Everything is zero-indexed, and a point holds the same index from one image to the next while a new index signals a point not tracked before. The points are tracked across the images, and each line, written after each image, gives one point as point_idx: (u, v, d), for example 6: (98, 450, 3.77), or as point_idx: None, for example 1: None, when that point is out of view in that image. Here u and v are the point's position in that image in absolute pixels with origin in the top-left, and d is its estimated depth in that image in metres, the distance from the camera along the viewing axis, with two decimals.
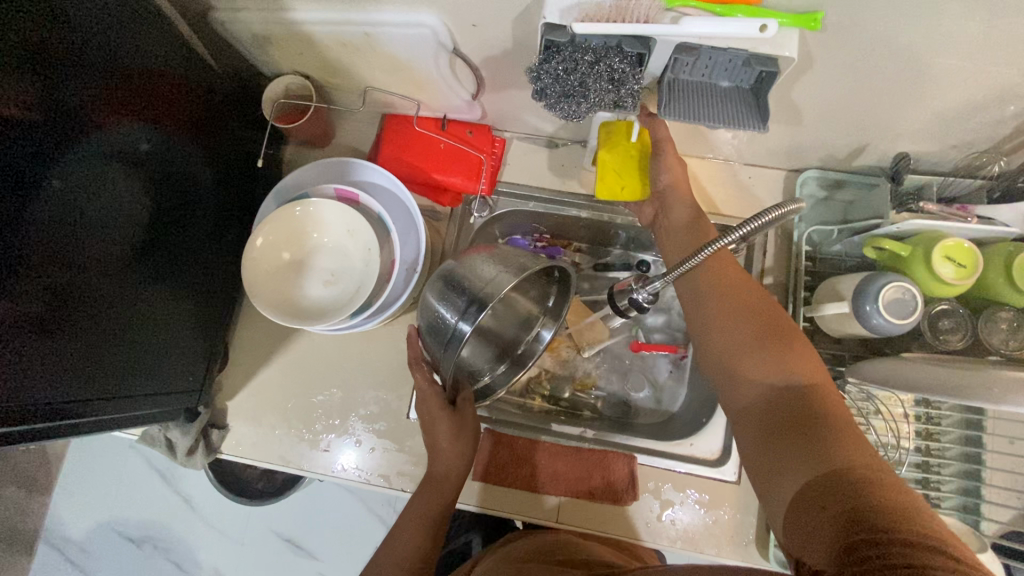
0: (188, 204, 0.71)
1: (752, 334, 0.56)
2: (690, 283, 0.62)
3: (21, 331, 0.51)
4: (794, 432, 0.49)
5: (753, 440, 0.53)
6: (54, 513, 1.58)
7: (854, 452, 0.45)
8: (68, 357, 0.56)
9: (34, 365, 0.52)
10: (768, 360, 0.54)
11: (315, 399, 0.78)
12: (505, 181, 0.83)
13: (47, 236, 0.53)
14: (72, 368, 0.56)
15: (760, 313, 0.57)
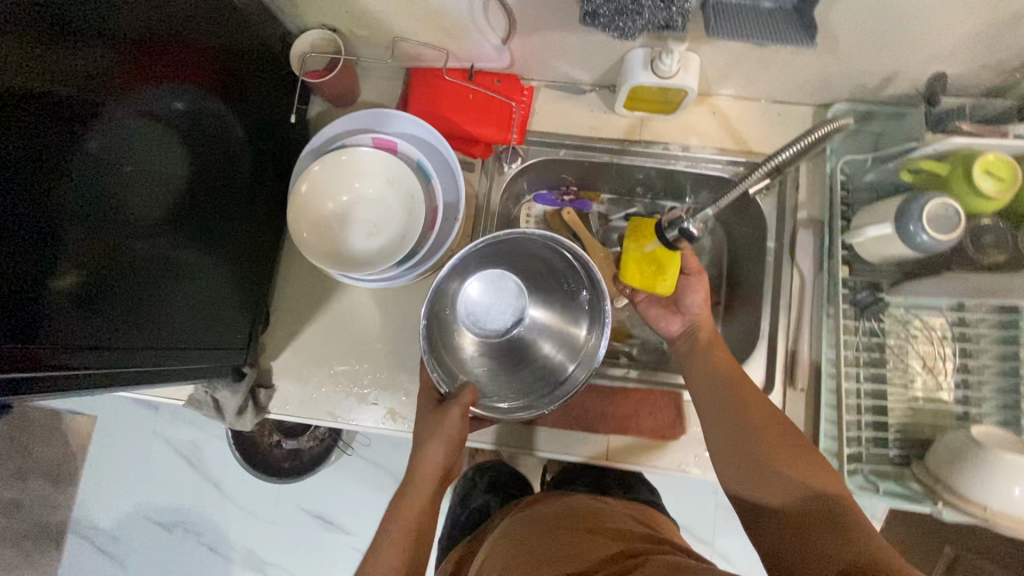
0: (224, 170, 0.70)
1: (767, 428, 0.63)
2: (714, 394, 0.68)
3: (72, 296, 0.50)
4: (812, 530, 0.53)
5: (770, 536, 0.57)
6: (81, 504, 1.58)
7: (863, 529, 0.51)
8: (120, 323, 0.56)
9: (89, 330, 0.52)
10: (785, 460, 0.59)
11: (360, 355, 0.79)
12: (535, 131, 0.83)
13: (80, 208, 0.51)
14: (126, 335, 0.56)
15: (774, 416, 0.64)
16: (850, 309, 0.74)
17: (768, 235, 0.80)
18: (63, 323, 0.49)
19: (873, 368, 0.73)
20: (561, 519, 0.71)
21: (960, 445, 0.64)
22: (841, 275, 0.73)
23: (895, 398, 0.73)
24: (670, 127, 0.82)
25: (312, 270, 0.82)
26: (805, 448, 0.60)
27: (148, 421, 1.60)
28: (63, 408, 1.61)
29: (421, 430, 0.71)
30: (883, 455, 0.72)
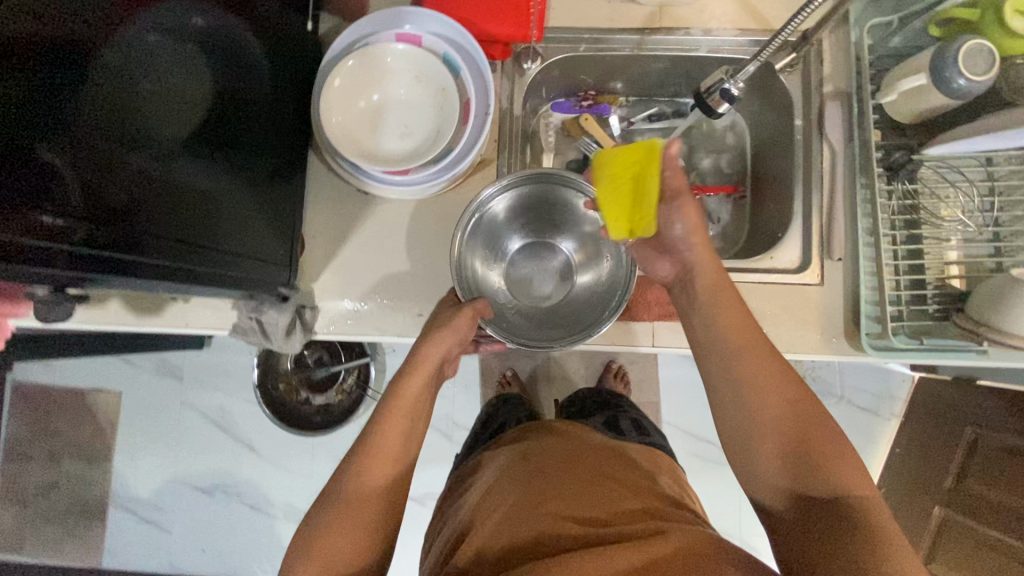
0: (248, 87, 0.67)
1: (775, 410, 0.57)
2: (720, 360, 0.61)
3: (112, 212, 0.48)
4: (831, 538, 0.51)
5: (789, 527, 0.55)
6: (118, 478, 1.60)
7: (870, 532, 0.50)
8: (166, 240, 0.55)
9: (141, 243, 0.51)
10: (795, 449, 0.56)
11: (401, 268, 0.80)
12: (552, 28, 0.81)
13: (99, 138, 0.47)
14: (174, 251, 0.55)
15: (793, 385, 0.58)
16: (884, 173, 0.74)
17: (795, 113, 0.80)
18: (111, 237, 0.48)
19: (909, 230, 0.74)
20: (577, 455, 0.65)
21: (1002, 285, 0.65)
22: (873, 138, 0.73)
23: (932, 255, 0.74)
24: (689, 11, 0.81)
25: (340, 189, 0.81)
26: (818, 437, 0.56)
27: (174, 391, 1.60)
28: (88, 387, 1.61)
29: (429, 325, 0.73)
30: (923, 311, 0.74)
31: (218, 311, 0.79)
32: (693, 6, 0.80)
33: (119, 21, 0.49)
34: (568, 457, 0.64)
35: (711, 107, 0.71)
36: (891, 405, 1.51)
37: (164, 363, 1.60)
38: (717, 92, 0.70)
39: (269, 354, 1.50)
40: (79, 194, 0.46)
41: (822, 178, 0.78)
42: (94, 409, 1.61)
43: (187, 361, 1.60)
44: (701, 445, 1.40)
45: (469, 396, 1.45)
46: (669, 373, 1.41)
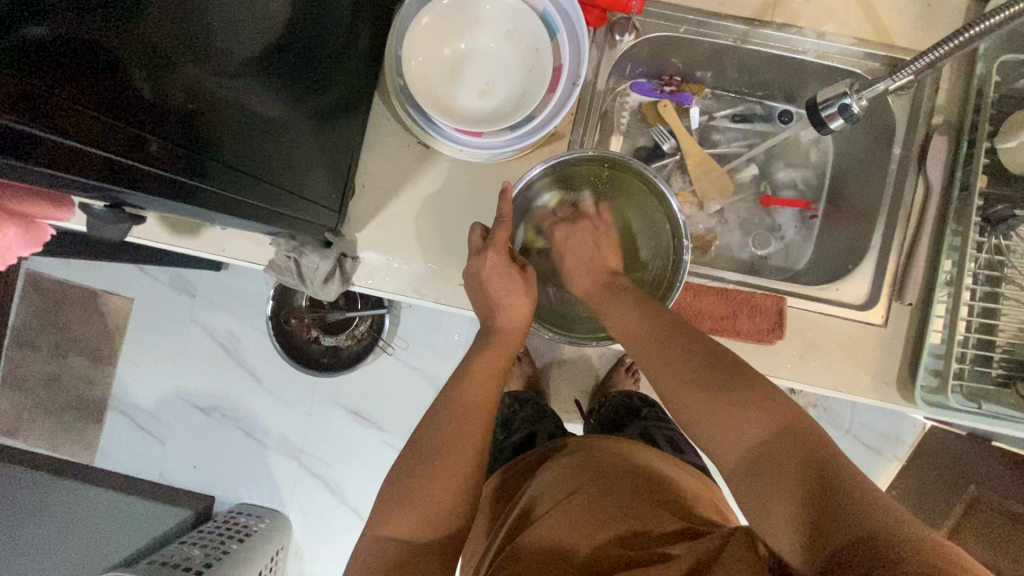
0: (326, 9, 0.61)
1: (704, 400, 0.55)
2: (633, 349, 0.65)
3: (173, 122, 0.44)
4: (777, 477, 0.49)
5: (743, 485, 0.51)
6: (120, 382, 1.61)
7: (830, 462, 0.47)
8: (224, 157, 0.50)
9: (201, 158, 0.47)
10: (757, 424, 0.52)
11: (451, 234, 0.76)
12: (655, 2, 0.75)
13: (164, 40, 0.42)
14: (231, 170, 0.51)
15: (683, 349, 0.60)
16: (979, 224, 0.69)
17: (895, 141, 0.75)
18: (174, 148, 0.44)
19: (991, 287, 0.70)
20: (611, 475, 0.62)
21: None
22: (978, 184, 0.68)
23: (1009, 319, 0.70)
24: (806, 10, 0.74)
25: (400, 138, 0.76)
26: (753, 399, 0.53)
27: (185, 307, 1.59)
28: (101, 288, 1.60)
29: (477, 298, 0.70)
30: (984, 373, 0.70)
31: (256, 245, 0.76)
32: (812, 5, 0.74)
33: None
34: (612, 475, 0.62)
35: (824, 122, 0.69)
36: (895, 447, 1.47)
37: (178, 278, 1.58)
38: (836, 106, 0.67)
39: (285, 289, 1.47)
40: (142, 98, 0.41)
41: (910, 216, 0.73)
42: (104, 311, 1.61)
43: (201, 279, 1.58)
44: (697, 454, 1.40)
45: None
46: None
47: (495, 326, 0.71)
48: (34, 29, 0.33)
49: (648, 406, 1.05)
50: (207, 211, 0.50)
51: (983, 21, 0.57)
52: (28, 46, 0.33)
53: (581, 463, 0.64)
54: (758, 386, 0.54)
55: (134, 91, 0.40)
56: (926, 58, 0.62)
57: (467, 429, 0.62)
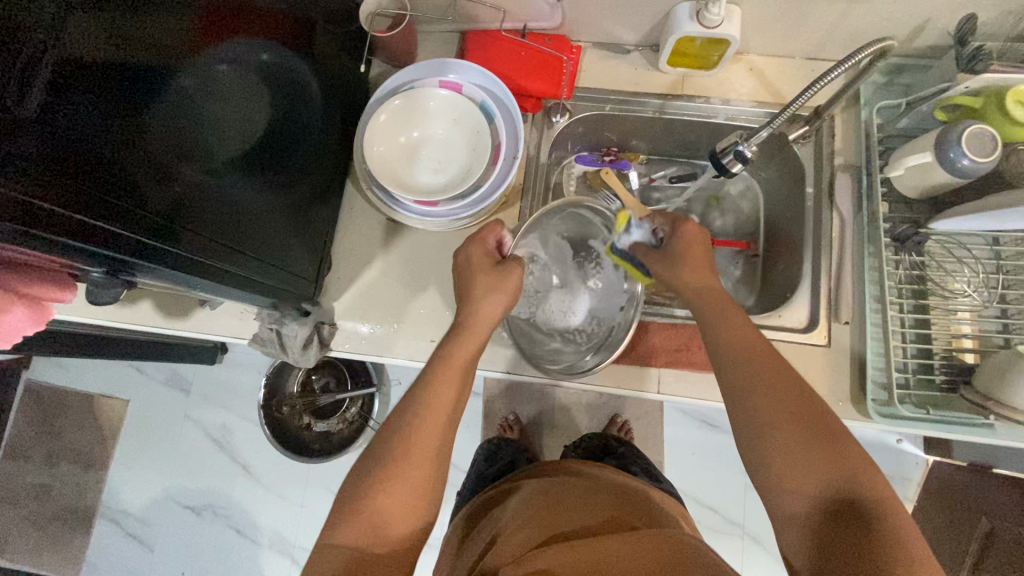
0: (296, 120, 0.73)
1: (779, 426, 0.56)
2: (733, 355, 0.61)
3: (160, 205, 0.52)
4: (842, 537, 0.50)
5: (796, 511, 0.54)
6: (111, 489, 1.59)
7: (879, 537, 0.48)
8: (206, 234, 0.58)
9: (184, 233, 0.54)
10: (837, 474, 0.52)
11: (418, 295, 0.83)
12: (583, 87, 0.88)
13: (157, 146, 0.52)
14: (211, 245, 0.58)
15: (782, 391, 0.57)
16: (890, 244, 0.77)
17: (807, 181, 0.85)
18: (160, 224, 0.51)
19: (917, 298, 0.76)
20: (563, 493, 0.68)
21: (1006, 360, 0.66)
22: (880, 209, 0.76)
23: (939, 325, 0.76)
24: (710, 82, 0.87)
25: (371, 217, 0.86)
26: (833, 445, 0.54)
27: (180, 405, 1.61)
28: (97, 393, 1.63)
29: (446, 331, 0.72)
30: (930, 381, 0.74)
31: (241, 321, 0.83)
32: (714, 78, 0.87)
33: (200, 49, 0.55)
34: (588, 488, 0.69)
35: (725, 167, 0.75)
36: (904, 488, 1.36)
37: (174, 376, 1.62)
38: (731, 153, 0.73)
39: (276, 376, 1.52)
40: (131, 186, 0.49)
41: (832, 244, 0.80)
42: (99, 417, 1.63)
43: (195, 375, 1.62)
44: (700, 509, 1.45)
45: (468, 436, 1.50)
46: (672, 432, 1.50)
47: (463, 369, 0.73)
48: (53, 134, 0.42)
49: (629, 443, 1.06)
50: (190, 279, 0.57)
51: (839, 65, 0.62)
52: (36, 138, 0.41)
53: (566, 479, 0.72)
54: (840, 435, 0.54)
55: (128, 183, 0.48)
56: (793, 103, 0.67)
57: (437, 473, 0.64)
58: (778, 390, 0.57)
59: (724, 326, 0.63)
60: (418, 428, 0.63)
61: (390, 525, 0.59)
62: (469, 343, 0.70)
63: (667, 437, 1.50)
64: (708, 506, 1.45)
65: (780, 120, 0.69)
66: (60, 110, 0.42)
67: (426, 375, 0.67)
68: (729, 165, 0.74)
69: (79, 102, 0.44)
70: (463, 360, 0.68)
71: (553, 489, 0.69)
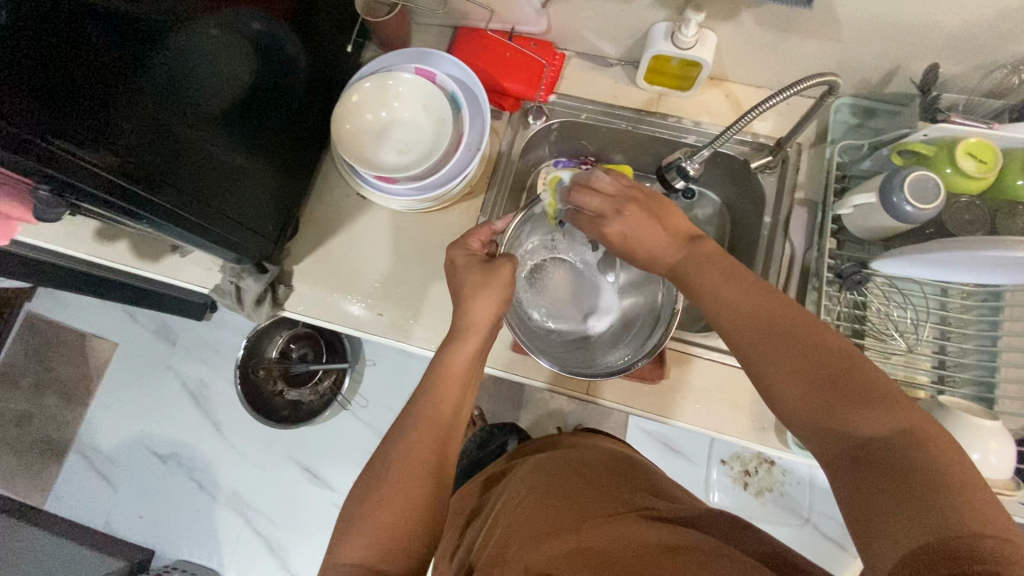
0: (280, 88, 0.77)
1: (792, 369, 0.50)
2: (742, 298, 0.55)
3: (129, 145, 0.56)
4: (898, 484, 0.43)
5: (843, 471, 0.47)
6: (88, 426, 1.66)
7: (944, 476, 0.41)
8: (169, 177, 0.62)
9: (146, 174, 0.59)
10: (868, 410, 0.46)
11: (374, 271, 0.87)
12: (562, 94, 0.91)
13: (142, 90, 0.56)
14: (172, 187, 0.63)
15: (793, 333, 0.51)
16: (835, 280, 0.77)
17: (767, 211, 0.86)
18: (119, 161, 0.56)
19: (854, 338, 0.76)
20: (561, 477, 0.75)
21: (926, 407, 0.67)
22: (828, 245, 0.77)
23: (875, 366, 0.76)
24: (685, 103, 0.89)
25: (344, 192, 0.90)
26: (862, 390, 0.47)
27: (164, 355, 1.68)
28: (90, 333, 1.71)
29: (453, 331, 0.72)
30: None
31: (206, 272, 0.87)
32: (689, 100, 0.89)
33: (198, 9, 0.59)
34: (573, 465, 0.78)
35: (670, 182, 0.77)
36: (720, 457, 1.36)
37: (163, 326, 1.69)
38: (674, 168, 0.75)
39: (257, 340, 1.56)
40: (101, 123, 0.53)
41: (780, 275, 0.82)
42: (88, 356, 1.70)
43: (182, 328, 1.69)
44: None
45: None
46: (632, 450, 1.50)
47: (472, 352, 0.71)
48: (35, 65, 0.46)
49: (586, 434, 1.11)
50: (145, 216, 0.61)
51: (779, 94, 0.63)
52: (20, 66, 0.45)
53: (554, 458, 0.81)
54: (861, 373, 0.47)
55: (100, 119, 0.53)
56: (738, 123, 0.67)
57: (445, 472, 0.64)
58: (782, 329, 0.51)
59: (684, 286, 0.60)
60: (414, 443, 0.64)
61: (410, 533, 0.59)
62: (455, 332, 0.72)
63: None
64: None
65: (720, 141, 0.70)
66: (48, 46, 0.47)
67: (428, 380, 0.70)
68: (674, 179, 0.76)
69: (55, 30, 0.47)
70: (462, 363, 0.71)
71: (544, 467, 0.78)
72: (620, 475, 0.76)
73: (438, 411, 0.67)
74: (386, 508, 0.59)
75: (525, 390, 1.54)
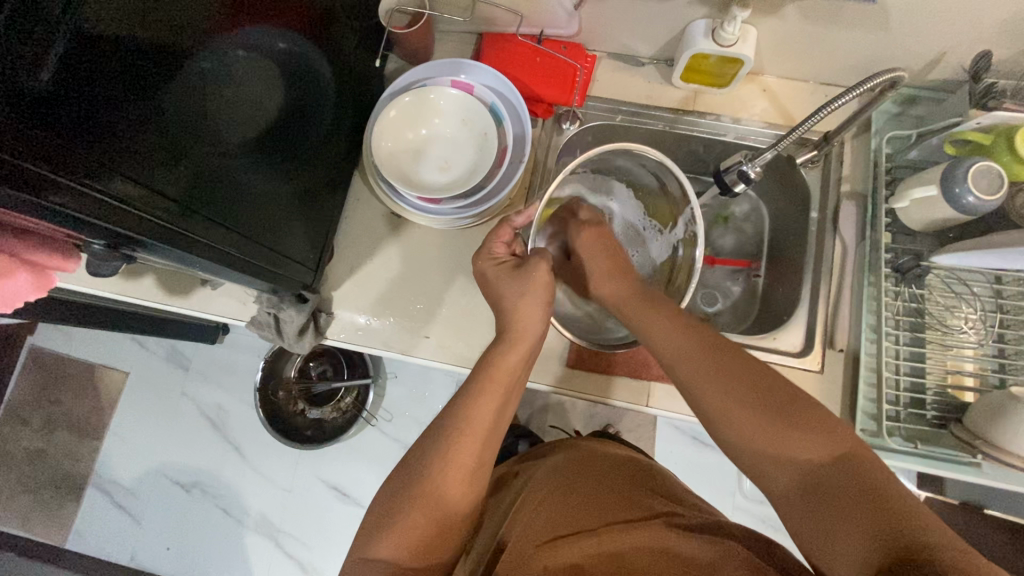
0: (306, 108, 0.73)
1: (732, 403, 0.53)
2: (679, 343, 0.59)
3: (167, 184, 0.52)
4: (849, 506, 0.45)
5: (787, 500, 0.50)
6: (104, 459, 1.61)
7: (894, 494, 0.44)
8: (208, 213, 0.58)
9: (187, 213, 0.55)
10: (804, 436, 0.49)
11: (416, 292, 0.84)
12: (595, 97, 0.89)
13: (173, 125, 0.52)
14: (213, 223, 0.59)
15: (726, 366, 0.55)
16: (892, 275, 0.77)
17: (812, 206, 0.85)
18: (161, 202, 0.51)
19: (914, 332, 0.76)
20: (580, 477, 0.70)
21: (998, 400, 0.66)
22: (883, 240, 0.76)
23: (937, 359, 0.76)
24: (721, 100, 0.87)
25: (377, 211, 0.87)
26: (801, 416, 0.50)
27: (177, 381, 1.63)
28: (98, 363, 1.66)
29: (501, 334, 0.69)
30: (921, 416, 0.74)
31: (239, 304, 0.84)
32: (725, 96, 0.87)
33: (219, 30, 0.55)
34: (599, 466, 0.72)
35: (729, 186, 0.76)
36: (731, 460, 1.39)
37: (174, 352, 1.64)
38: (735, 171, 0.75)
39: (274, 361, 1.53)
40: (139, 165, 0.49)
41: (832, 272, 0.80)
42: (97, 388, 1.65)
43: (194, 352, 1.64)
44: None
45: None
46: (663, 445, 1.49)
47: (519, 358, 0.68)
48: (68, 109, 0.42)
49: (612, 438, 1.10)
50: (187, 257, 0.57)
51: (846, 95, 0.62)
52: (54, 113, 0.41)
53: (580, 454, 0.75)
54: (777, 397, 0.52)
55: (138, 161, 0.49)
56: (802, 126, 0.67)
57: (477, 481, 0.62)
58: (720, 359, 0.55)
59: (649, 313, 0.64)
60: (456, 445, 0.61)
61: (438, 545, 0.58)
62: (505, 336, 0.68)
63: (659, 451, 1.49)
64: None
65: (785, 143, 0.70)
66: (78, 88, 0.43)
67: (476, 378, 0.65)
68: (734, 183, 0.76)
69: (82, 70, 0.43)
70: (512, 366, 0.66)
71: (566, 465, 0.72)
72: (645, 477, 0.71)
73: (475, 418, 0.62)
74: (422, 508, 0.58)
75: (552, 393, 1.52)
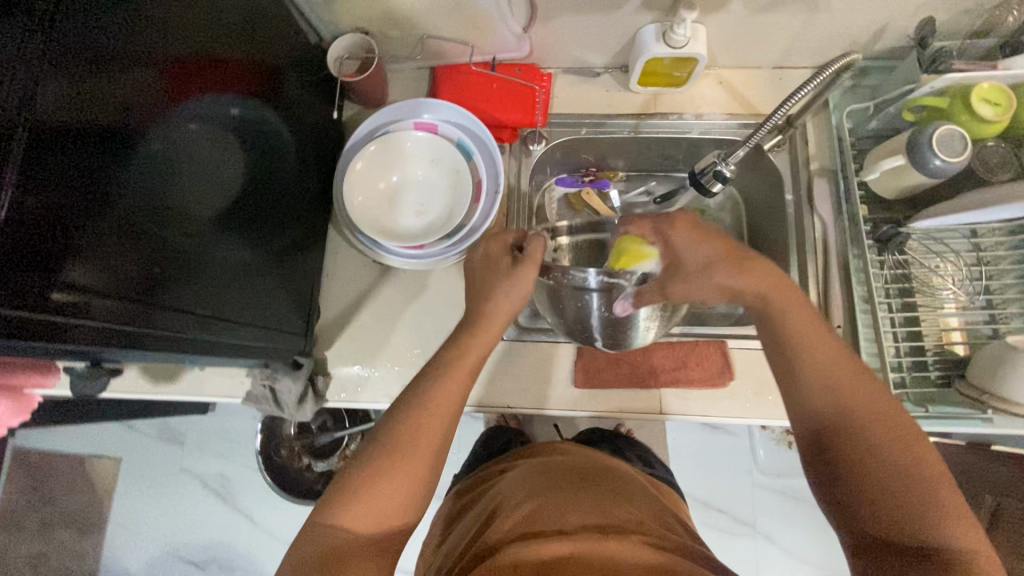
0: (272, 171, 0.71)
1: (883, 440, 0.51)
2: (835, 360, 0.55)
3: (143, 284, 0.49)
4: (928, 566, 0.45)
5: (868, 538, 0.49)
6: (110, 552, 1.55)
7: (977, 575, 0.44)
8: (187, 304, 0.55)
9: (164, 309, 0.52)
10: (945, 520, 0.46)
11: (411, 337, 0.82)
12: (557, 113, 0.89)
13: (139, 220, 0.49)
14: (192, 314, 0.56)
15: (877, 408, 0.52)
16: (874, 245, 0.78)
17: (786, 188, 0.86)
18: (135, 305, 0.48)
19: (904, 297, 0.78)
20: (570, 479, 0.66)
21: (998, 352, 0.67)
22: (861, 212, 0.77)
23: (929, 319, 0.77)
24: (680, 98, 0.88)
25: (357, 261, 0.85)
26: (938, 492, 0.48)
27: (175, 458, 1.57)
28: (88, 453, 1.59)
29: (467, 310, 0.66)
30: (926, 377, 0.75)
31: (230, 380, 0.81)
32: (684, 94, 0.88)
33: (168, 111, 0.52)
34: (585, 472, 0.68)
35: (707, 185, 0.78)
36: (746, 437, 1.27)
37: (166, 428, 1.58)
38: (712, 172, 0.77)
39: (272, 421, 1.49)
40: (110, 271, 0.46)
41: (816, 250, 0.82)
42: (91, 479, 1.58)
43: (188, 425, 1.59)
44: (711, 514, 1.45)
45: None
46: (675, 438, 1.49)
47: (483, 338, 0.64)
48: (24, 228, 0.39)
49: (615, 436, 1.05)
50: (169, 354, 0.54)
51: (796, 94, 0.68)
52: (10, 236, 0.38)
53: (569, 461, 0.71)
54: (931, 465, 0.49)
55: (108, 268, 0.46)
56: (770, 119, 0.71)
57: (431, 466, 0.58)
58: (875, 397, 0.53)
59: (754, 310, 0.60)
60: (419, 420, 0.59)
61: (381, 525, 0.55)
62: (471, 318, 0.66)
63: (672, 444, 1.49)
64: (719, 509, 1.45)
65: (755, 139, 0.73)
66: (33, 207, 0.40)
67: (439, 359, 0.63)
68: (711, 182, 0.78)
69: (34, 185, 0.40)
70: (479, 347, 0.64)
71: (552, 470, 0.68)
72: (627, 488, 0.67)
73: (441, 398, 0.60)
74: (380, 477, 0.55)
75: None
